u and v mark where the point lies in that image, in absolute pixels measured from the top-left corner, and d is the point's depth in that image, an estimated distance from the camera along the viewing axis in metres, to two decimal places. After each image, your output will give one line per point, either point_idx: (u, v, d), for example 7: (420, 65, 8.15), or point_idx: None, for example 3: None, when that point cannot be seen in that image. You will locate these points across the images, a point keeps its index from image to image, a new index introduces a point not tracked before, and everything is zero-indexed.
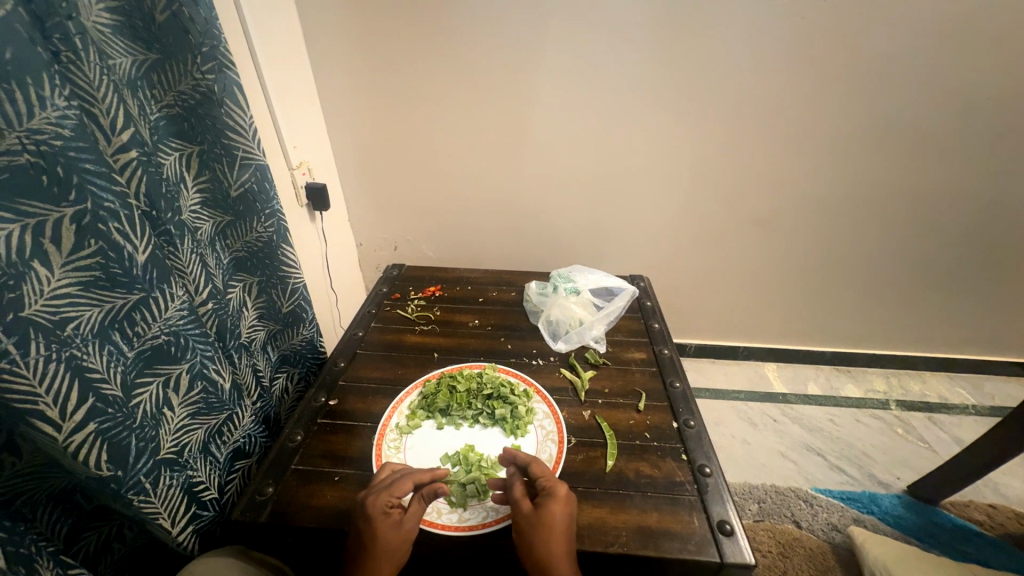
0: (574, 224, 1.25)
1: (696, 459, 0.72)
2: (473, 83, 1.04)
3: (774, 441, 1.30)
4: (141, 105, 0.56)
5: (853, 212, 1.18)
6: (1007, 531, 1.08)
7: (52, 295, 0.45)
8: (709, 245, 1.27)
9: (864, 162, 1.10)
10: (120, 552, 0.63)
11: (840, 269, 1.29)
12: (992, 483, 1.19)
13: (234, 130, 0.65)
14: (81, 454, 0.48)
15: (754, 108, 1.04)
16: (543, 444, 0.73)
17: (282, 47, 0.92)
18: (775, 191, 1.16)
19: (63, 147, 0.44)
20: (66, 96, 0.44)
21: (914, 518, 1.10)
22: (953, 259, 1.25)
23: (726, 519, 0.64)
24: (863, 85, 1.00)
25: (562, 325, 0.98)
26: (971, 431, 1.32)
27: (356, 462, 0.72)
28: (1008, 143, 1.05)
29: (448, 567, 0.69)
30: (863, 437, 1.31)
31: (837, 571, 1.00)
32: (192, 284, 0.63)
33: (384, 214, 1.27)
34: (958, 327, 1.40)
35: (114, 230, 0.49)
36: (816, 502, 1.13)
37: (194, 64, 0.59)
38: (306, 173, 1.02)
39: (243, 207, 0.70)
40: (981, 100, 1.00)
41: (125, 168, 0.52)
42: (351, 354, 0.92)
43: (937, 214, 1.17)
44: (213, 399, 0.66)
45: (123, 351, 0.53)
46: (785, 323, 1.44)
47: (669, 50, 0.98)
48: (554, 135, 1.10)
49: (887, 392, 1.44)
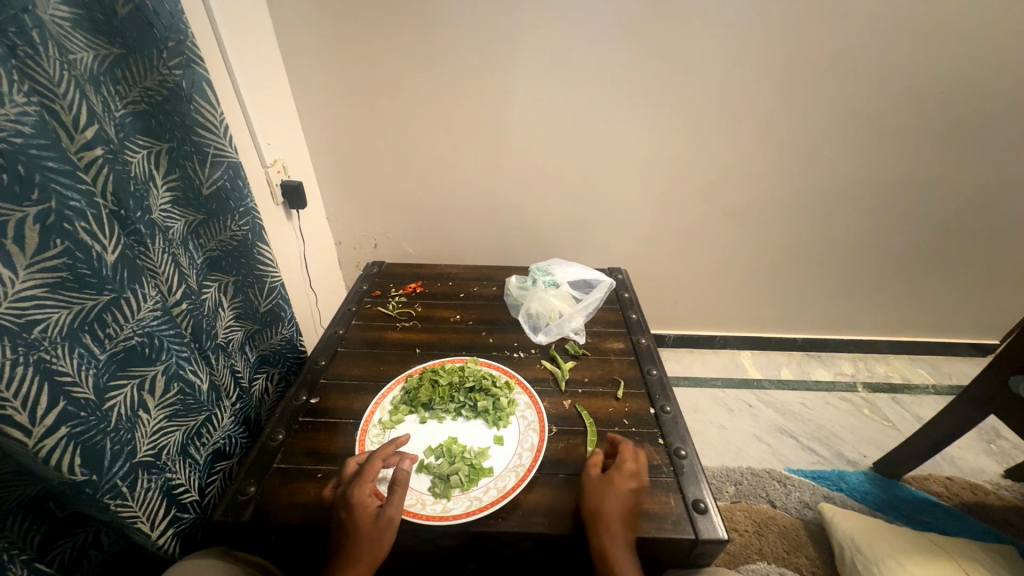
0: (553, 218, 1.27)
1: (672, 442, 0.75)
2: (449, 78, 1.04)
3: (749, 425, 1.34)
4: (105, 101, 0.55)
5: (820, 203, 1.23)
6: (962, 500, 1.15)
7: (16, 297, 0.44)
8: (684, 237, 1.30)
9: (828, 155, 1.15)
10: (96, 560, 0.62)
11: (808, 258, 1.35)
12: (950, 456, 1.26)
13: (204, 127, 0.64)
14: (52, 459, 0.47)
15: (725, 104, 1.07)
16: (525, 434, 0.75)
17: (253, 43, 0.90)
18: (745, 183, 1.20)
19: (24, 144, 0.43)
20: (25, 91, 0.43)
21: (878, 493, 1.16)
22: (913, 246, 1.32)
23: (700, 498, 0.67)
24: (826, 80, 1.04)
25: (542, 318, 0.99)
26: (930, 408, 1.40)
27: (339, 458, 0.72)
28: (960, 135, 1.11)
29: (433, 557, 0.70)
30: (832, 418, 1.37)
31: (808, 546, 1.05)
32: (164, 284, 0.62)
33: (363, 212, 1.26)
34: (918, 310, 1.47)
35: (80, 229, 0.48)
36: (789, 482, 1.18)
37: (160, 59, 0.58)
38: (281, 170, 1.00)
39: (216, 205, 0.69)
40: (933, 95, 1.05)
41: (90, 166, 0.51)
42: (332, 352, 0.92)
43: (897, 203, 1.23)
44: (190, 400, 0.65)
45: (94, 354, 0.52)
46: (758, 311, 1.49)
47: (642, 46, 1.00)
48: (532, 130, 1.11)
49: (854, 375, 1.51)
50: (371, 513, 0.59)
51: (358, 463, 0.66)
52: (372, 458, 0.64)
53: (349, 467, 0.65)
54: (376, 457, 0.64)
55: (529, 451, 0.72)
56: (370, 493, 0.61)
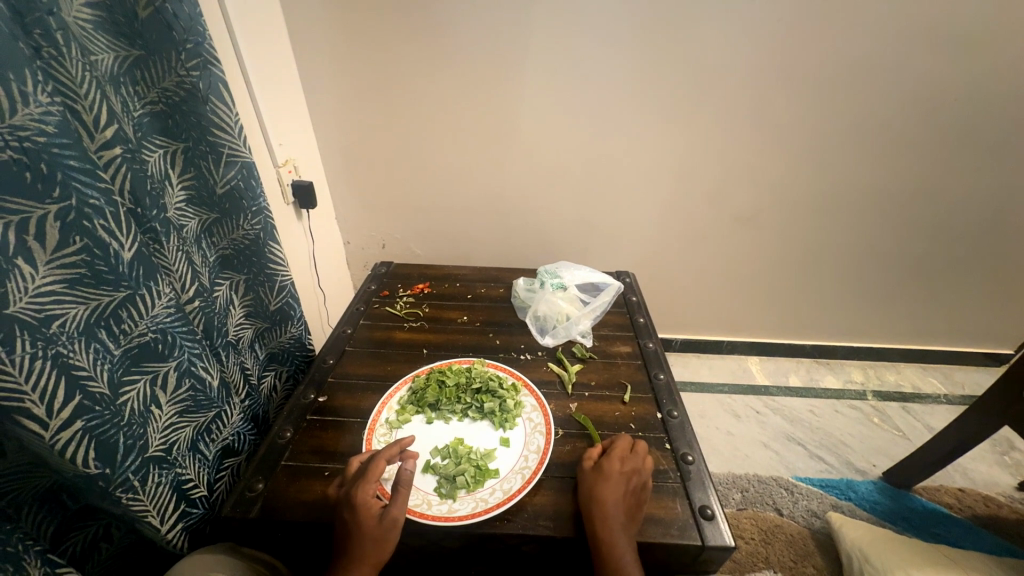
0: (562, 221, 1.27)
1: (679, 447, 0.74)
2: (460, 81, 1.05)
3: (757, 432, 1.33)
4: (125, 102, 0.56)
5: (831, 208, 1.22)
6: (974, 512, 1.13)
7: (36, 292, 0.44)
8: (693, 241, 1.30)
9: (840, 160, 1.14)
10: (107, 553, 0.63)
11: (818, 264, 1.33)
12: (962, 468, 1.24)
13: (219, 128, 0.65)
14: (68, 451, 0.48)
15: (736, 108, 1.07)
16: (532, 436, 0.75)
17: (267, 45, 0.92)
18: (755, 188, 1.19)
19: (47, 143, 0.44)
20: (49, 91, 0.44)
21: (888, 503, 1.14)
22: (926, 254, 1.30)
23: (707, 504, 0.66)
24: (839, 85, 1.03)
25: (549, 321, 0.99)
26: (942, 418, 1.38)
27: (346, 457, 0.72)
28: (974, 141, 1.10)
29: (438, 558, 0.70)
30: (841, 427, 1.36)
31: (816, 555, 1.04)
32: (178, 281, 0.63)
33: (372, 212, 1.27)
34: (930, 318, 1.45)
35: (99, 227, 0.49)
36: (796, 490, 1.17)
37: (178, 61, 0.59)
38: (293, 171, 1.01)
39: (229, 205, 0.70)
40: (947, 100, 1.04)
41: (109, 165, 0.52)
42: (340, 351, 0.92)
43: (910, 209, 1.22)
44: (201, 397, 0.66)
45: (110, 349, 0.52)
46: (767, 317, 1.48)
47: (653, 50, 1.00)
48: (541, 133, 1.12)
49: (864, 383, 1.49)
50: (375, 513, 0.59)
51: (360, 462, 0.66)
52: (375, 457, 0.63)
53: (352, 466, 0.65)
54: (379, 456, 0.64)
55: (535, 454, 0.72)
56: (373, 494, 0.61)
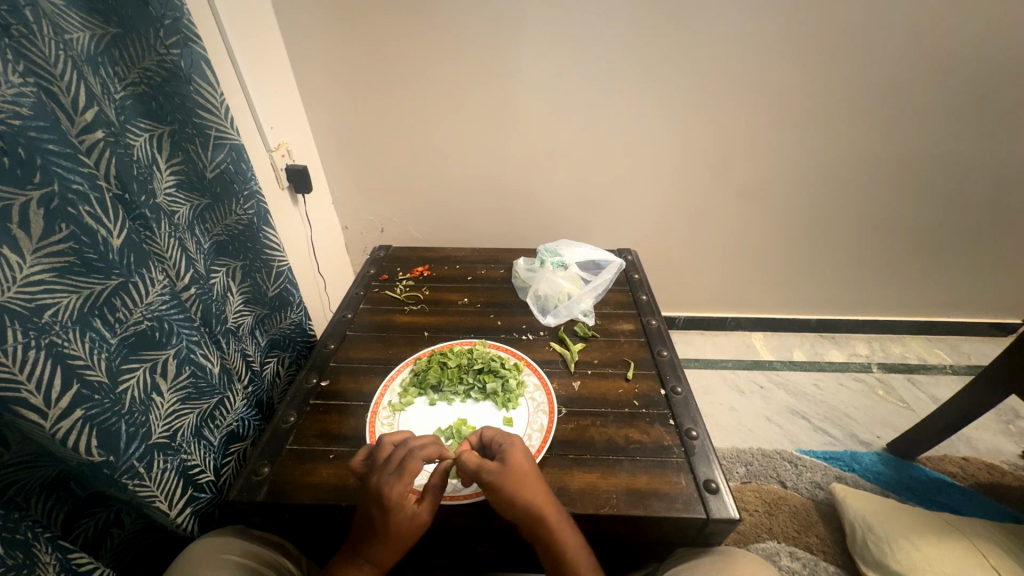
0: (561, 199, 1.25)
1: (683, 423, 0.74)
2: (453, 57, 1.01)
3: (761, 406, 1.33)
4: (104, 83, 0.54)
5: (838, 180, 1.19)
6: (977, 480, 1.14)
7: (25, 281, 0.44)
8: (695, 216, 1.27)
9: (848, 129, 1.10)
10: (119, 537, 0.64)
11: (824, 236, 1.31)
12: (966, 437, 1.24)
13: (204, 109, 0.63)
14: (70, 440, 0.48)
15: (741, 76, 1.02)
16: (535, 415, 0.74)
17: (252, 25, 0.88)
18: (759, 160, 1.16)
19: (24, 127, 0.42)
20: (21, 72, 0.42)
21: (891, 474, 1.15)
22: (935, 224, 1.27)
23: (712, 478, 0.66)
24: (848, 50, 0.99)
25: (550, 300, 0.99)
26: (948, 389, 1.37)
27: (350, 440, 0.73)
28: (992, 104, 1.05)
29: (445, 535, 0.71)
30: (846, 399, 1.35)
31: (819, 525, 1.05)
32: (172, 269, 0.62)
33: (369, 196, 1.25)
34: (938, 289, 1.43)
35: (85, 214, 0.48)
36: (800, 462, 1.18)
37: (156, 38, 0.57)
38: (285, 154, 0.99)
39: (220, 189, 0.68)
40: (962, 62, 1.00)
41: (92, 150, 0.50)
42: (341, 336, 0.92)
43: (920, 178, 1.18)
44: (202, 383, 0.66)
45: (106, 337, 0.52)
46: (771, 291, 1.46)
47: (653, 17, 0.95)
48: (539, 109, 1.08)
49: (869, 355, 1.48)
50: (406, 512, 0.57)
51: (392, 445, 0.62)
52: (416, 455, 0.58)
53: (385, 449, 0.61)
54: (417, 454, 0.58)
55: (538, 433, 0.71)
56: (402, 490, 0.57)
